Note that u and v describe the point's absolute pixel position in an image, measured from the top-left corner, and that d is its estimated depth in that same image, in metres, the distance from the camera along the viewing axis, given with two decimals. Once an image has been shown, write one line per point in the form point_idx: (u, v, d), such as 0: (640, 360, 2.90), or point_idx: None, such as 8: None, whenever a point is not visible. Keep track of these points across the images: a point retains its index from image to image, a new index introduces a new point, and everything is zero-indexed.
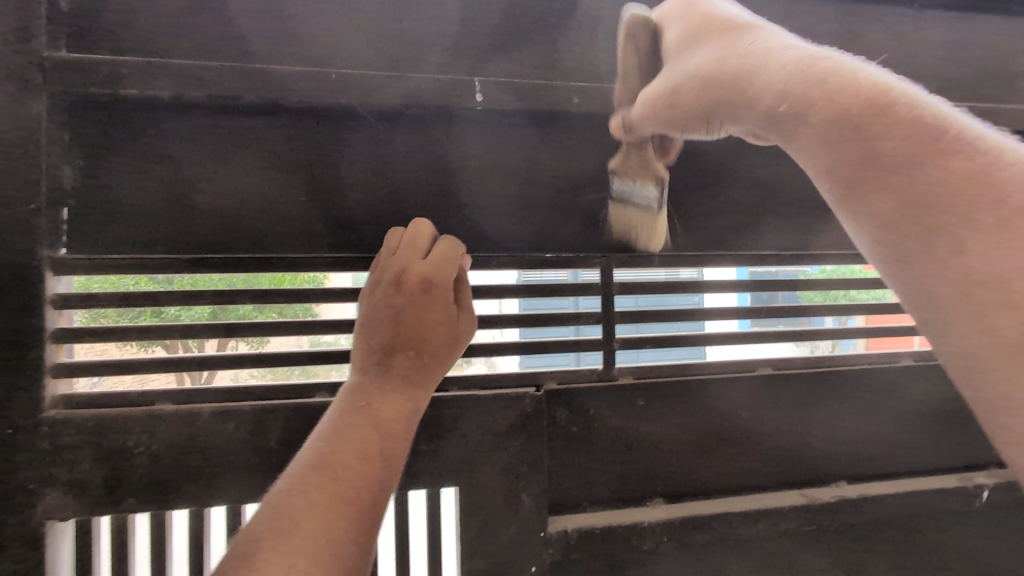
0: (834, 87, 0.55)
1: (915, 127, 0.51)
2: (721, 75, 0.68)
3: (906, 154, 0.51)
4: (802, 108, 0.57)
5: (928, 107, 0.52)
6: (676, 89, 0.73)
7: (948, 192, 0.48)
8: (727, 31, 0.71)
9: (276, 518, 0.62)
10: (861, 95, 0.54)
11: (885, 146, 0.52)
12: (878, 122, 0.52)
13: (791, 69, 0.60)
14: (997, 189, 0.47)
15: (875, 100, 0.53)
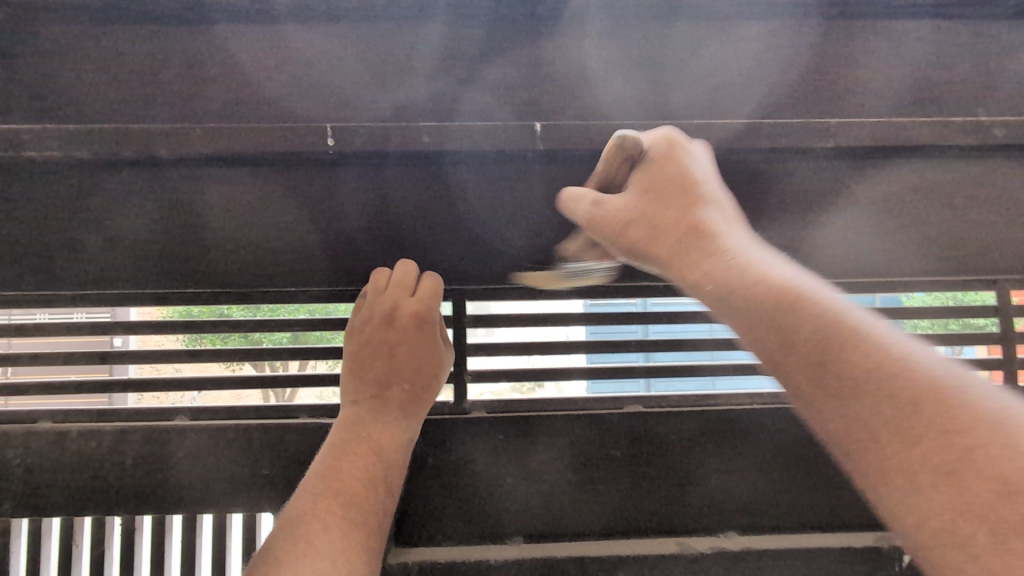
0: (767, 310, 0.38)
1: (823, 360, 0.35)
2: (675, 213, 0.47)
3: (883, 397, 0.32)
4: (742, 326, 0.40)
5: (886, 358, 0.33)
6: (632, 224, 0.49)
7: (882, 419, 0.32)
8: (698, 198, 0.48)
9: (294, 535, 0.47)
10: (801, 338, 0.36)
11: (806, 363, 0.35)
12: (780, 327, 0.37)
13: (723, 257, 0.43)
14: (953, 416, 0.30)
15: (857, 351, 0.34)
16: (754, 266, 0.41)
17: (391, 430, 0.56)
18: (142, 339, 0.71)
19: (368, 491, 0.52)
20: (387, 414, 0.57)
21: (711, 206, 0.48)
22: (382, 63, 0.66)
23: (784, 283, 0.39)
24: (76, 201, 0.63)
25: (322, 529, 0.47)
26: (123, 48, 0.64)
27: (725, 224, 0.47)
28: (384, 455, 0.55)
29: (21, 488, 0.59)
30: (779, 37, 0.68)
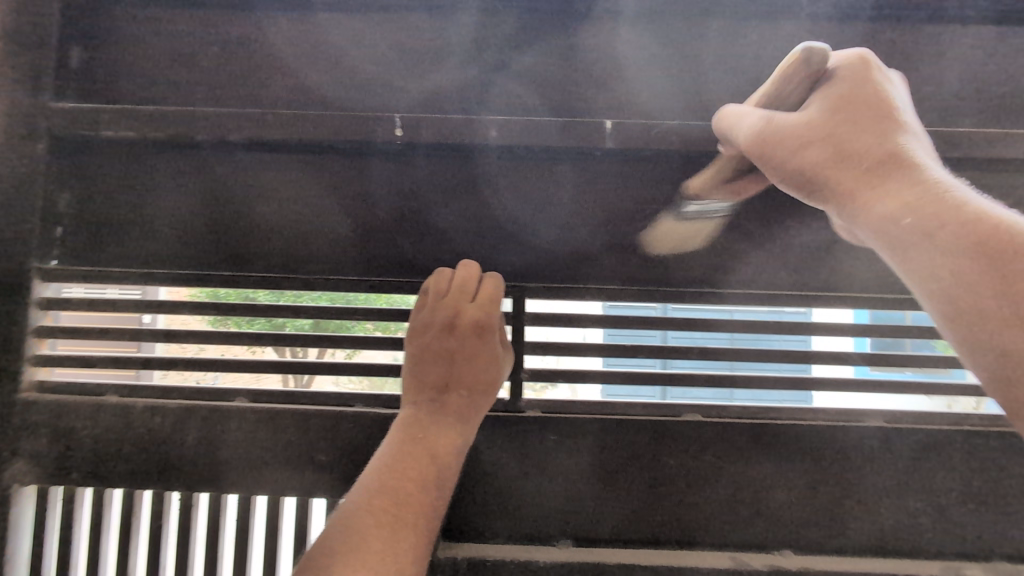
0: (920, 234, 0.36)
1: (984, 287, 0.32)
2: (874, 137, 0.40)
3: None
4: (953, 271, 0.34)
5: None
6: (813, 145, 0.41)
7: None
8: (887, 126, 0.41)
9: (345, 527, 0.48)
10: (983, 278, 0.32)
11: (969, 296, 0.33)
12: (974, 266, 0.33)
13: (922, 192, 0.37)
14: None
15: (1021, 268, 0.31)
16: (966, 207, 0.35)
17: (448, 432, 0.56)
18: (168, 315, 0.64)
19: (421, 492, 0.51)
20: (444, 416, 0.56)
21: (910, 136, 0.41)
22: (453, 53, 0.65)
23: (970, 213, 0.35)
24: (150, 181, 0.65)
25: (373, 528, 0.48)
26: (204, 30, 0.65)
27: (923, 156, 0.40)
28: (437, 457, 0.54)
29: (88, 459, 0.61)
30: (868, 37, 0.64)
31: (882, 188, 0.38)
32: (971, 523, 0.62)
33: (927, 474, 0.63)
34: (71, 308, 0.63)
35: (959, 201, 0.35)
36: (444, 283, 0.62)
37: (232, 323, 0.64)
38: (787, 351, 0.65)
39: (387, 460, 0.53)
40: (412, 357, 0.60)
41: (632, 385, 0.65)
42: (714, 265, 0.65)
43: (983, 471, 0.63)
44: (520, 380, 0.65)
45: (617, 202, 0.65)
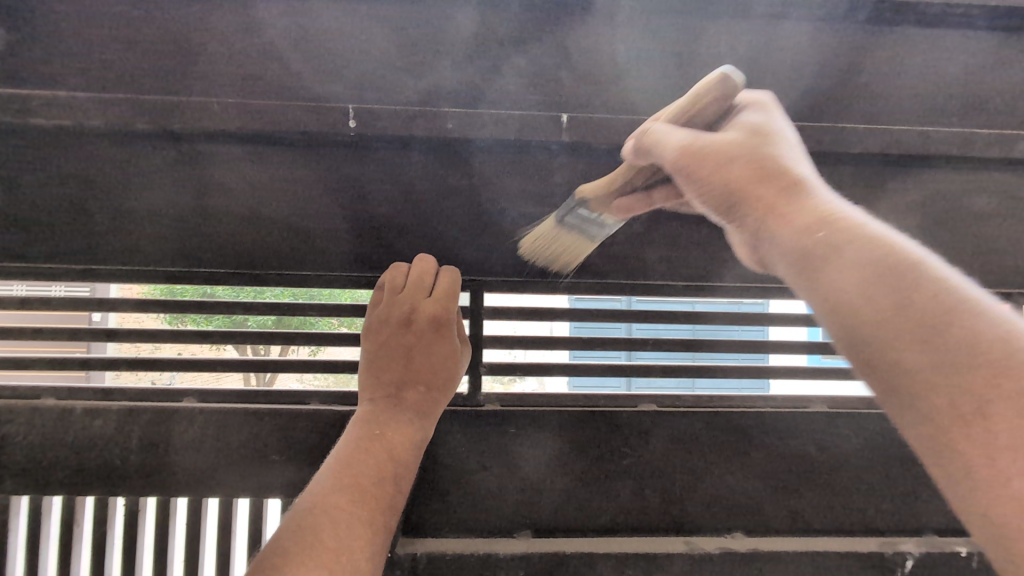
0: (815, 254, 0.35)
1: (900, 307, 0.31)
2: (768, 165, 0.41)
3: (943, 329, 0.30)
4: (841, 291, 0.33)
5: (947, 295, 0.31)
6: (728, 173, 0.41)
7: (940, 368, 0.29)
8: (771, 153, 0.41)
9: (297, 531, 0.44)
10: (884, 302, 0.32)
11: (862, 317, 0.32)
12: (874, 284, 0.32)
13: (819, 217, 0.37)
14: (982, 344, 0.29)
15: (925, 289, 0.31)
16: (861, 227, 0.36)
17: (405, 425, 0.54)
18: (119, 315, 0.65)
19: (381, 485, 0.49)
20: (401, 409, 0.55)
21: (784, 151, 0.42)
22: (408, 44, 0.64)
23: (860, 232, 0.35)
24: (86, 173, 0.61)
25: (332, 523, 0.45)
26: (142, 14, 0.62)
27: (807, 173, 0.41)
28: (394, 449, 0.52)
29: (22, 466, 0.58)
30: (813, 36, 0.66)
31: (794, 205, 0.39)
32: (908, 500, 0.66)
33: (868, 455, 0.66)
34: (2, 308, 0.60)
35: (834, 219, 0.37)
36: (398, 279, 0.62)
37: (189, 321, 0.67)
38: (737, 341, 0.67)
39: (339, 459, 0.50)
40: (368, 352, 0.59)
41: (590, 377, 0.66)
42: (670, 258, 0.66)
43: (917, 451, 0.66)
44: (480, 374, 0.65)
45: (574, 195, 0.65)
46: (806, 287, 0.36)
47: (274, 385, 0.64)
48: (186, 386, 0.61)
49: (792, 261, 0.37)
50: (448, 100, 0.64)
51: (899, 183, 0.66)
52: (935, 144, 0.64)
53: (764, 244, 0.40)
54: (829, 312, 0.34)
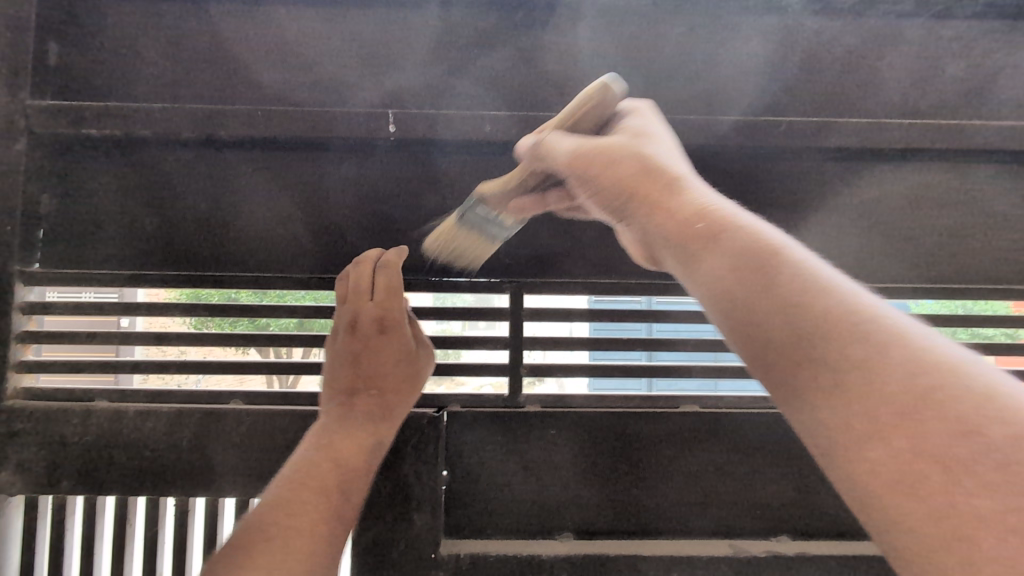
0: (695, 248, 0.35)
1: (781, 315, 0.30)
2: (642, 159, 0.41)
3: (853, 357, 0.27)
4: (717, 276, 0.33)
5: (813, 298, 0.30)
6: (608, 161, 0.42)
7: (897, 401, 0.25)
8: (635, 147, 0.42)
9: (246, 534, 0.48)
10: (756, 303, 0.31)
11: (744, 305, 0.31)
12: (748, 285, 0.32)
13: (685, 211, 0.37)
14: (867, 361, 0.26)
15: (799, 301, 0.30)
16: (730, 218, 0.36)
17: (341, 443, 0.55)
18: (148, 319, 0.62)
19: (308, 504, 0.50)
20: (348, 427, 0.57)
21: (650, 144, 0.43)
22: (444, 48, 0.65)
23: (736, 224, 0.35)
24: (135, 180, 0.63)
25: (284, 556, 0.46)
26: (191, 27, 0.64)
27: (685, 170, 0.42)
28: (334, 469, 0.54)
29: (77, 466, 0.59)
30: (852, 33, 0.66)
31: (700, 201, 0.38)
32: None
33: None
34: (55, 313, 0.62)
35: (727, 219, 0.36)
36: (365, 269, 0.61)
37: (214, 325, 0.63)
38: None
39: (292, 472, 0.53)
40: (339, 346, 0.61)
41: (611, 379, 0.65)
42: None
43: None
44: (520, 375, 0.64)
45: None
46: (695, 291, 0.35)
47: (299, 388, 0.63)
48: (232, 388, 0.62)
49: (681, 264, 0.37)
50: (485, 102, 0.65)
51: (941, 177, 0.66)
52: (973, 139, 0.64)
53: (642, 232, 0.40)
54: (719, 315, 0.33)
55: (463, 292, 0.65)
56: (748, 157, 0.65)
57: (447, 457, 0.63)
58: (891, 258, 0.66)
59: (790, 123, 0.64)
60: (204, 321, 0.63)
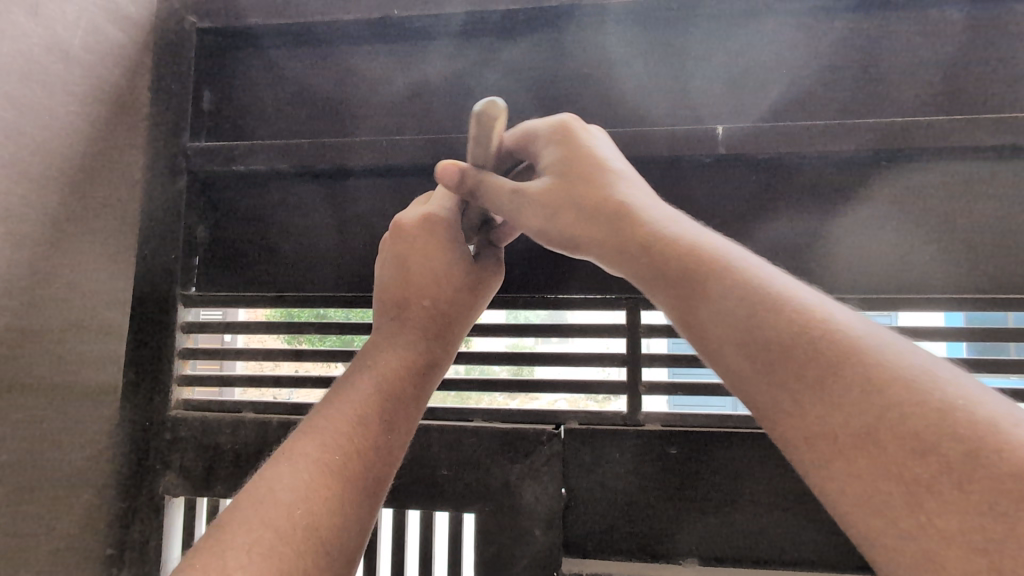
0: (711, 295, 0.31)
1: (816, 388, 0.26)
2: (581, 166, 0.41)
3: (887, 426, 0.23)
4: (671, 298, 0.34)
5: (762, 298, 0.30)
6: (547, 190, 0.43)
7: (862, 429, 0.24)
8: (568, 156, 0.42)
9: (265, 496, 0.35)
10: (721, 306, 0.31)
11: (721, 318, 0.31)
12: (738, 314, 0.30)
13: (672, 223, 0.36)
14: (868, 390, 0.24)
15: (861, 380, 0.25)
16: (674, 227, 0.36)
17: (395, 363, 0.45)
18: (246, 336, 0.69)
19: (383, 412, 0.42)
20: (409, 343, 0.47)
21: (616, 173, 0.41)
22: (558, 69, 0.67)
23: (662, 239, 0.35)
24: (277, 210, 0.69)
25: (338, 476, 0.38)
26: (321, 68, 0.70)
27: (642, 193, 0.40)
28: (393, 388, 0.44)
29: (227, 472, 0.65)
30: (1001, 17, 0.60)
31: (670, 255, 0.34)
32: None
33: None
34: (211, 331, 0.68)
35: (701, 252, 0.34)
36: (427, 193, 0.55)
37: (305, 341, 0.68)
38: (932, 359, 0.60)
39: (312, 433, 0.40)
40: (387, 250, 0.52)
41: (697, 396, 0.64)
42: (839, 268, 0.62)
43: None
44: (638, 393, 0.64)
45: (734, 208, 0.64)
46: (709, 348, 0.31)
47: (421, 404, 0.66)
48: None
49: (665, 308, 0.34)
50: (599, 119, 0.66)
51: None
52: None
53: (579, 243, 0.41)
54: (728, 365, 0.30)
55: (569, 307, 0.66)
56: (883, 162, 0.62)
57: (567, 476, 0.63)
58: None
59: (937, 122, 0.59)
60: (299, 337, 0.68)
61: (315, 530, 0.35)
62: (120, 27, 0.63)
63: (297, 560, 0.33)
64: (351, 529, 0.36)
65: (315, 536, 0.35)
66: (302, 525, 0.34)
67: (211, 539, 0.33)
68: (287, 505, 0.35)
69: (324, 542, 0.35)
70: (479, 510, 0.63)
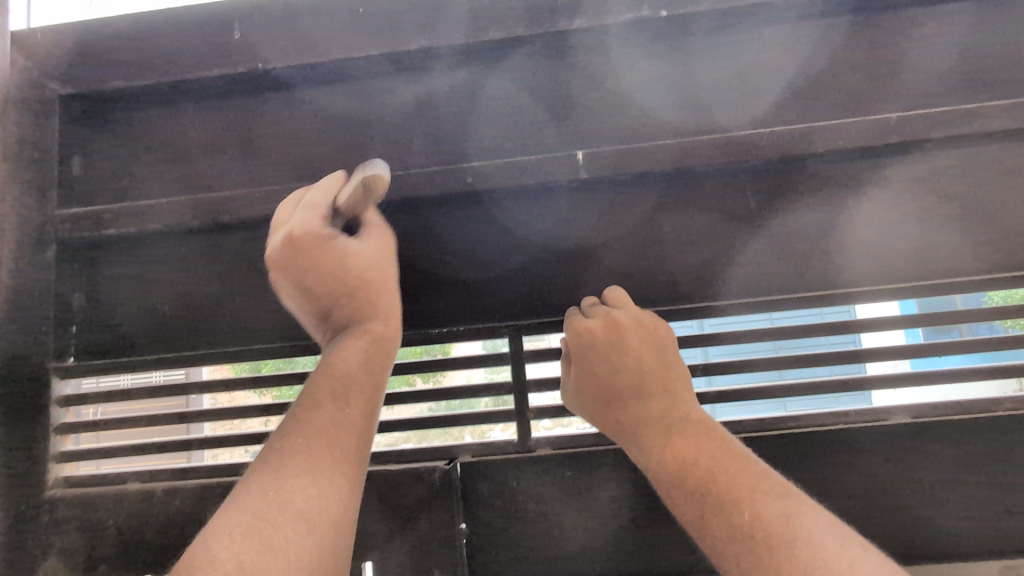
0: (694, 487, 0.51)
1: (734, 527, 0.47)
2: (598, 352, 0.59)
3: (748, 528, 0.46)
4: (658, 473, 0.54)
5: (722, 479, 0.50)
6: (593, 363, 0.59)
7: (740, 536, 0.47)
8: (583, 336, 0.59)
9: (263, 481, 0.45)
10: (694, 503, 0.51)
11: (685, 490, 0.51)
12: (685, 484, 0.52)
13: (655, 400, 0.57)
14: (741, 518, 0.47)
15: (737, 505, 0.48)
16: (667, 424, 0.55)
17: (354, 356, 0.53)
18: (214, 394, 0.67)
19: (340, 394, 0.51)
20: (358, 336, 0.55)
21: (639, 337, 0.59)
22: (423, 109, 0.69)
23: (662, 442, 0.55)
24: (153, 271, 0.68)
25: (305, 459, 0.46)
26: (189, 125, 0.71)
27: (673, 368, 0.59)
28: (348, 371, 0.52)
29: (112, 548, 0.62)
30: (822, 35, 0.66)
31: (677, 437, 0.54)
32: (1002, 516, 0.59)
33: (944, 466, 0.61)
34: (92, 403, 0.65)
35: (690, 454, 0.52)
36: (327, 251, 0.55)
37: (274, 394, 0.67)
38: (778, 357, 0.65)
39: (296, 423, 0.49)
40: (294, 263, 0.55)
41: None
42: (695, 278, 0.66)
43: (999, 458, 0.60)
44: (528, 419, 0.64)
45: (595, 231, 0.67)
46: (667, 492, 0.53)
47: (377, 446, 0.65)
48: None
49: (653, 473, 0.55)
50: (465, 154, 0.68)
51: (919, 169, 0.65)
52: (942, 128, 0.63)
53: (612, 430, 0.59)
54: (679, 504, 0.52)
55: (515, 331, 0.66)
56: (729, 175, 0.66)
57: (467, 511, 0.63)
58: (883, 260, 0.65)
59: (760, 136, 0.64)
60: (266, 389, 0.67)
61: (288, 504, 0.43)
62: None
63: (277, 529, 0.41)
64: (331, 498, 0.45)
65: (293, 509, 0.43)
66: (278, 502, 0.43)
67: (213, 530, 0.41)
68: (258, 490, 0.44)
69: (305, 514, 0.43)
70: (377, 557, 0.61)
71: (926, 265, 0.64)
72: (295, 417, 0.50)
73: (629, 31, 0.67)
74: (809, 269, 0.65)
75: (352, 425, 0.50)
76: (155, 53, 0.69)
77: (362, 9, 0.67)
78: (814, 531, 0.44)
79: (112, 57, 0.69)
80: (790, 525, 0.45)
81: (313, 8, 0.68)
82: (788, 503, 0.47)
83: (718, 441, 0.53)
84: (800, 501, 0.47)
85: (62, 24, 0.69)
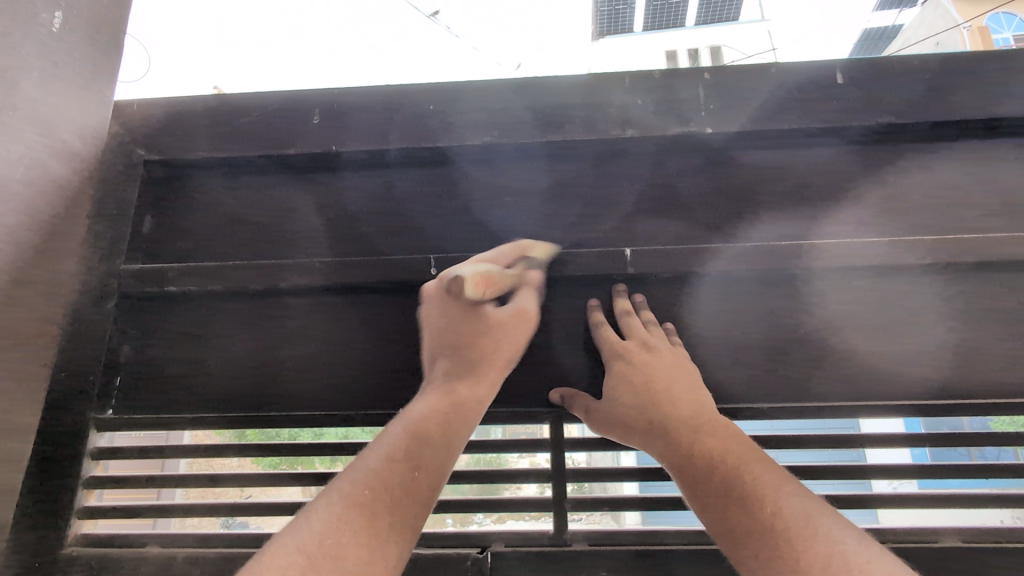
0: (716, 481, 0.48)
1: (755, 523, 0.44)
2: (632, 363, 0.61)
3: (767, 527, 0.43)
4: (679, 467, 0.52)
5: (740, 474, 0.48)
6: (627, 369, 0.61)
7: (760, 533, 0.43)
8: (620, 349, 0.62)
9: (326, 523, 0.41)
10: (712, 497, 0.48)
11: (703, 485, 0.49)
12: (704, 478, 0.49)
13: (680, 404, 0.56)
14: (762, 514, 0.44)
15: (759, 502, 0.45)
16: (691, 423, 0.54)
17: (437, 412, 0.53)
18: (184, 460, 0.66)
19: (414, 450, 0.49)
20: (447, 396, 0.54)
21: (672, 360, 0.61)
22: (481, 198, 0.74)
23: (684, 437, 0.53)
24: (199, 331, 0.70)
25: (368, 516, 0.43)
26: (259, 195, 0.76)
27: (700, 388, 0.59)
28: (427, 432, 0.51)
29: None
30: (855, 160, 0.72)
31: (704, 434, 0.53)
32: None
33: None
34: (123, 456, 0.65)
35: (714, 447, 0.51)
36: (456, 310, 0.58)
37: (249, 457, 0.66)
38: (821, 465, 0.65)
39: (375, 462, 0.47)
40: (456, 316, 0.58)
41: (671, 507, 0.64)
42: (737, 377, 0.67)
43: None
44: (565, 510, 0.63)
45: None
46: (688, 486, 0.51)
47: None
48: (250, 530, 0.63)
49: (676, 469, 0.52)
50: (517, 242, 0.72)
51: (955, 288, 0.67)
52: (982, 251, 0.66)
53: (630, 430, 0.58)
54: (699, 498, 0.49)
55: (554, 418, 0.67)
56: (776, 281, 0.69)
57: None
58: (928, 372, 0.65)
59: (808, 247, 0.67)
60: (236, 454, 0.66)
61: (340, 563, 0.39)
62: (67, 164, 0.66)
63: None
64: (379, 560, 0.41)
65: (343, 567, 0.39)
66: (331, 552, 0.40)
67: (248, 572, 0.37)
68: (317, 536, 0.40)
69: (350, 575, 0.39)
70: None
71: (973, 383, 0.64)
72: (372, 455, 0.48)
73: (678, 142, 0.73)
74: (852, 378, 0.66)
75: (428, 484, 0.48)
76: (238, 130, 0.75)
77: (432, 106, 0.74)
78: (841, 540, 0.41)
79: (201, 131, 0.75)
80: (816, 533, 0.42)
81: (389, 103, 0.74)
82: (820, 514, 0.43)
83: (745, 448, 0.51)
84: (836, 517, 0.44)
85: (160, 99, 0.76)
